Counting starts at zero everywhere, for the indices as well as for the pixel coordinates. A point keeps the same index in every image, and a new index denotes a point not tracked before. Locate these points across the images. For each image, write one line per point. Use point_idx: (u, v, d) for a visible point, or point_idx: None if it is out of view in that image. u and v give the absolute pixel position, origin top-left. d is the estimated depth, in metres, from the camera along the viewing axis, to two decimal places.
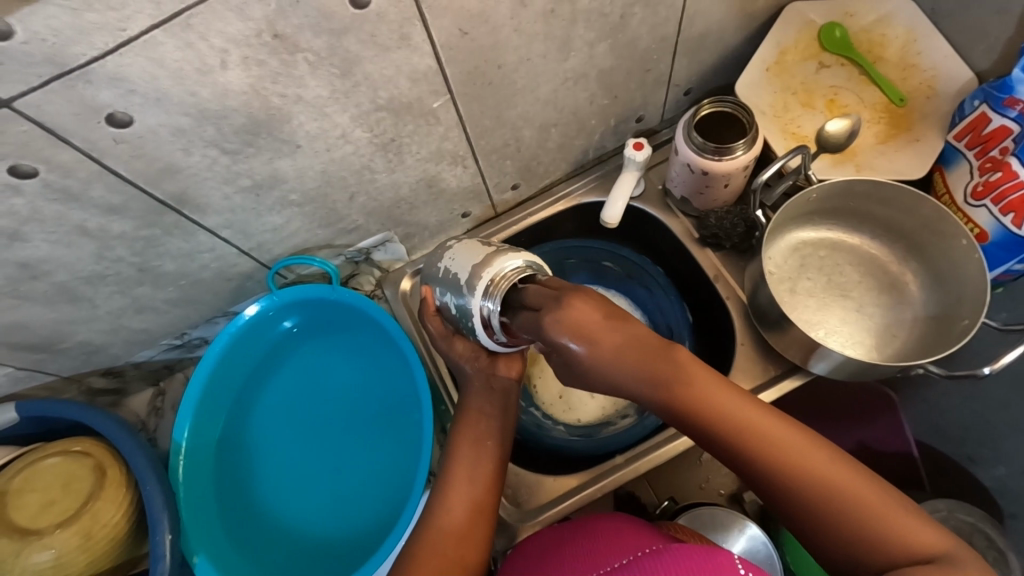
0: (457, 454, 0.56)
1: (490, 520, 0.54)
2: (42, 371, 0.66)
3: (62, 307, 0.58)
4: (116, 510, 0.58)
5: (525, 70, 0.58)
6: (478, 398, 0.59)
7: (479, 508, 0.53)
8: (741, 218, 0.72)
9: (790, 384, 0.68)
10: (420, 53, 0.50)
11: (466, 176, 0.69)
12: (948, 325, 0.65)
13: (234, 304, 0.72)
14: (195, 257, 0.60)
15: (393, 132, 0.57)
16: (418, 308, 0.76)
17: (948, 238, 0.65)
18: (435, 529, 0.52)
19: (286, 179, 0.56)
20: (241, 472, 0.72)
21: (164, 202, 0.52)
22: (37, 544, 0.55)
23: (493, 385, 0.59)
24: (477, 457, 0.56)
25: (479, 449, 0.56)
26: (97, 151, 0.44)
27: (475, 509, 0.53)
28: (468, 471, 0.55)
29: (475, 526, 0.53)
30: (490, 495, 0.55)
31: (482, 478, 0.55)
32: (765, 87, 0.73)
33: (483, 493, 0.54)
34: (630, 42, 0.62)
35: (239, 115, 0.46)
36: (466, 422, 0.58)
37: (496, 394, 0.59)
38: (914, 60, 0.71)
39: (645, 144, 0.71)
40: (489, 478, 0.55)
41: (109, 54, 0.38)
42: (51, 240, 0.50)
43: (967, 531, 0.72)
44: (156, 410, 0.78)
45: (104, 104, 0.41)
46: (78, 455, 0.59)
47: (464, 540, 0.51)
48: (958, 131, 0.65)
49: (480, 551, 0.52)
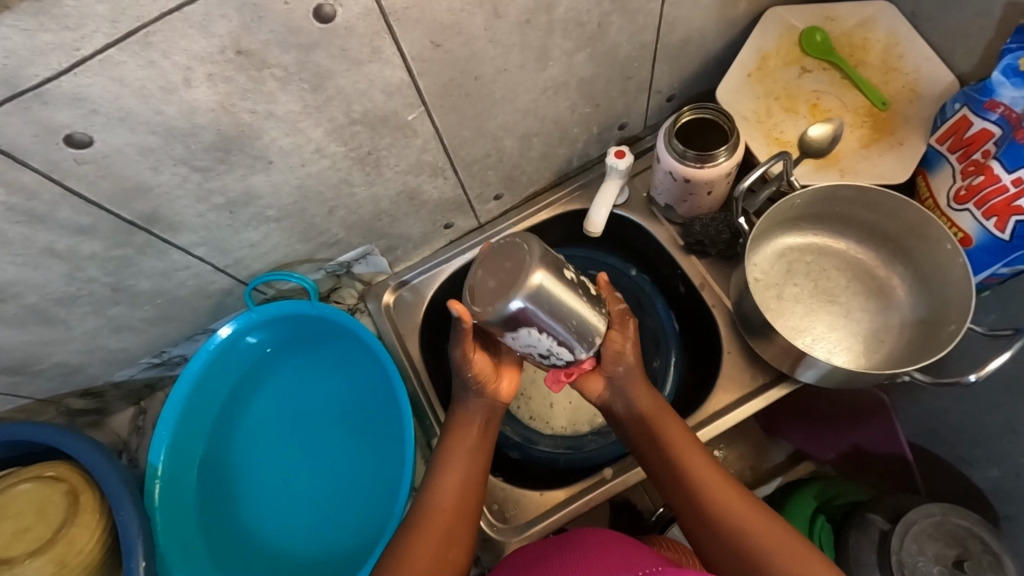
0: (449, 463, 0.56)
1: (472, 527, 0.53)
2: (18, 394, 0.64)
3: (34, 329, 0.57)
4: (91, 536, 0.57)
5: (502, 80, 0.57)
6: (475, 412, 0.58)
7: (464, 514, 0.53)
8: (726, 225, 0.71)
9: (778, 392, 0.68)
10: (393, 66, 0.49)
11: (447, 187, 0.68)
12: (935, 330, 0.65)
13: (214, 321, 0.71)
14: (171, 276, 0.59)
15: (369, 145, 0.56)
16: (401, 321, 0.76)
17: (933, 242, 0.64)
18: (426, 531, 0.51)
19: (261, 196, 0.55)
20: (222, 489, 0.71)
21: (135, 221, 0.51)
22: (9, 573, 0.54)
23: (492, 406, 0.59)
24: (470, 464, 0.56)
25: (471, 454, 0.56)
26: (60, 172, 0.43)
27: (458, 514, 0.53)
28: (458, 476, 0.55)
29: (457, 531, 0.52)
30: (475, 502, 0.55)
31: (472, 485, 0.55)
32: (747, 93, 0.72)
33: (465, 495, 0.54)
34: (609, 50, 0.62)
35: (207, 133, 0.46)
36: (457, 429, 0.58)
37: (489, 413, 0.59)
38: (896, 63, 0.71)
39: (627, 152, 0.71)
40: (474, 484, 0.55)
41: (66, 74, 0.37)
42: (18, 262, 0.49)
43: (962, 535, 0.71)
44: (138, 429, 0.77)
45: (66, 125, 0.40)
46: (51, 480, 0.58)
47: (447, 545, 0.51)
48: (940, 134, 0.64)
49: (461, 556, 0.51)
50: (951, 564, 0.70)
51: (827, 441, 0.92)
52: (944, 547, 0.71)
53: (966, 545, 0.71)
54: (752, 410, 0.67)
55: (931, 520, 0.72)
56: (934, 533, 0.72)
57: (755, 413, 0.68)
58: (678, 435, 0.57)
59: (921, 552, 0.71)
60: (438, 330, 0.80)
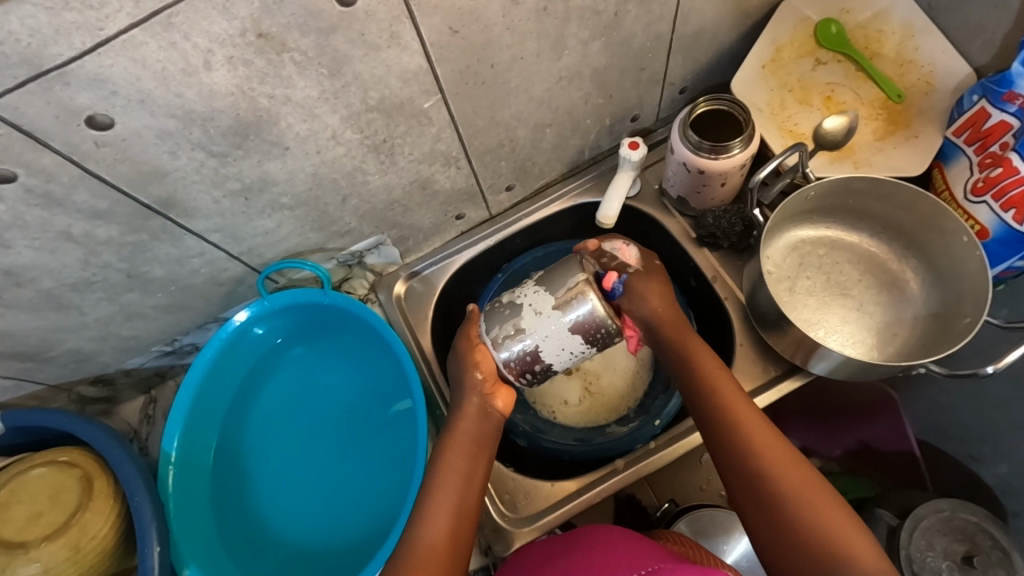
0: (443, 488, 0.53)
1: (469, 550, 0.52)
2: (30, 380, 0.64)
3: (47, 315, 0.57)
4: (105, 522, 0.57)
5: (518, 68, 0.57)
6: (467, 425, 0.56)
7: (458, 542, 0.51)
8: (740, 217, 0.71)
9: (790, 385, 0.68)
10: (411, 52, 0.49)
11: (460, 177, 0.68)
12: (949, 322, 0.65)
13: (225, 310, 0.70)
14: (185, 263, 0.59)
15: (384, 133, 0.56)
16: (413, 311, 0.75)
17: (948, 235, 0.64)
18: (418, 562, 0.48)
19: (276, 182, 0.55)
20: (234, 476, 0.71)
21: (151, 206, 0.50)
22: (24, 557, 0.54)
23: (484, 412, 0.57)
24: (463, 487, 0.53)
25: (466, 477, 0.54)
26: (79, 155, 0.43)
27: (452, 544, 0.50)
28: (450, 498, 0.52)
29: (453, 561, 0.50)
30: (470, 527, 0.52)
31: (466, 511, 0.52)
32: (761, 85, 0.72)
33: (460, 520, 0.52)
34: (624, 40, 0.61)
35: (225, 117, 0.46)
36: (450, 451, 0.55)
37: (483, 429, 0.56)
38: (911, 55, 0.70)
39: (641, 144, 0.70)
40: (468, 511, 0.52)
41: (88, 54, 0.37)
42: (34, 246, 0.49)
43: (970, 531, 0.71)
44: (148, 418, 0.77)
45: (86, 106, 0.40)
46: (65, 466, 0.58)
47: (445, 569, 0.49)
48: (957, 127, 0.64)
49: None
50: (960, 560, 0.70)
51: (833, 436, 0.92)
52: (953, 542, 0.70)
53: (975, 541, 0.71)
54: (763, 404, 0.67)
55: (940, 515, 0.72)
56: (944, 528, 0.71)
57: (765, 406, 0.68)
58: (722, 385, 0.56)
59: (931, 547, 0.70)
60: (449, 321, 0.80)
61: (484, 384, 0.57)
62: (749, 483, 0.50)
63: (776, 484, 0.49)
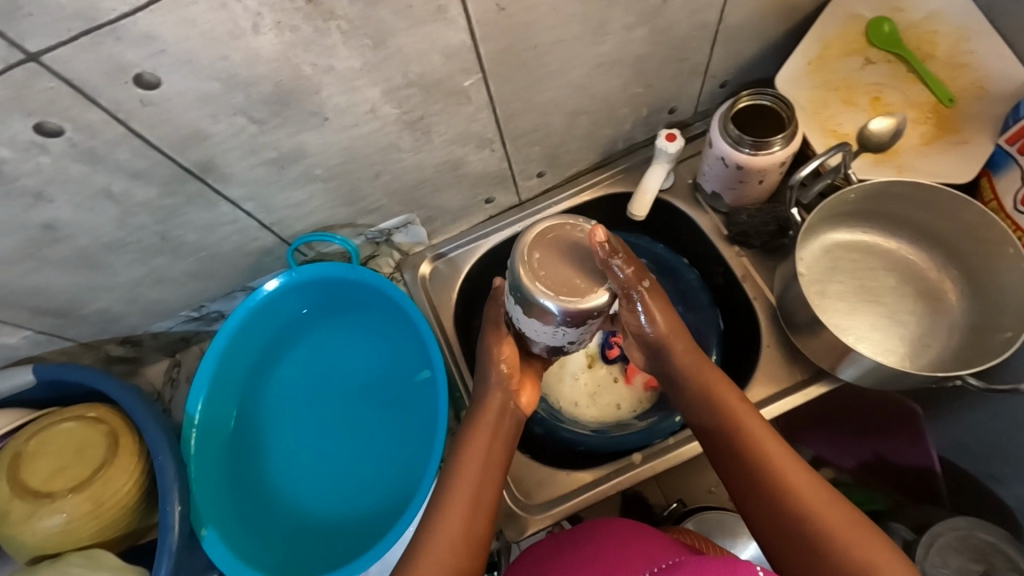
0: (461, 478, 0.50)
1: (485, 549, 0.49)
2: (61, 336, 0.65)
3: (82, 273, 0.58)
4: (127, 478, 0.58)
5: (559, 51, 0.56)
6: (492, 416, 0.53)
7: (476, 542, 0.48)
8: (773, 217, 0.69)
9: (817, 390, 0.66)
10: (455, 28, 0.48)
11: (492, 160, 0.67)
12: (987, 337, 0.63)
13: (253, 279, 0.71)
14: (217, 229, 0.60)
15: (421, 110, 0.55)
16: (436, 292, 0.75)
17: (994, 246, 0.62)
18: (432, 556, 0.47)
19: (311, 154, 0.55)
20: (253, 444, 0.72)
21: (189, 170, 0.51)
22: (48, 508, 0.55)
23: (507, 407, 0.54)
24: (482, 481, 0.50)
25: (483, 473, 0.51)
26: (125, 113, 0.43)
27: (469, 541, 0.48)
28: (467, 493, 0.50)
29: (468, 560, 0.48)
30: (488, 527, 0.50)
31: (483, 505, 0.50)
32: (805, 82, 0.70)
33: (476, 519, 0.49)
34: (668, 27, 0.60)
35: (267, 83, 0.45)
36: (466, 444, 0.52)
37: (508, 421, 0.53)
38: (964, 58, 0.67)
39: (678, 135, 0.70)
40: (486, 506, 0.50)
41: (140, 10, 0.37)
42: (75, 202, 0.49)
43: (988, 551, 0.69)
44: (172, 380, 0.78)
45: (135, 64, 0.40)
46: (92, 421, 0.60)
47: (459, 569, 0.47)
48: (1010, 136, 0.62)
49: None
50: None
51: (849, 447, 0.91)
52: (969, 561, 0.69)
53: (993, 561, 0.69)
54: (787, 407, 0.66)
55: (956, 533, 0.70)
56: (959, 546, 0.70)
57: (789, 410, 0.66)
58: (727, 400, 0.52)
59: (944, 565, 0.69)
60: (471, 304, 0.80)
61: (508, 377, 0.54)
62: (765, 504, 0.48)
63: (795, 507, 0.47)
